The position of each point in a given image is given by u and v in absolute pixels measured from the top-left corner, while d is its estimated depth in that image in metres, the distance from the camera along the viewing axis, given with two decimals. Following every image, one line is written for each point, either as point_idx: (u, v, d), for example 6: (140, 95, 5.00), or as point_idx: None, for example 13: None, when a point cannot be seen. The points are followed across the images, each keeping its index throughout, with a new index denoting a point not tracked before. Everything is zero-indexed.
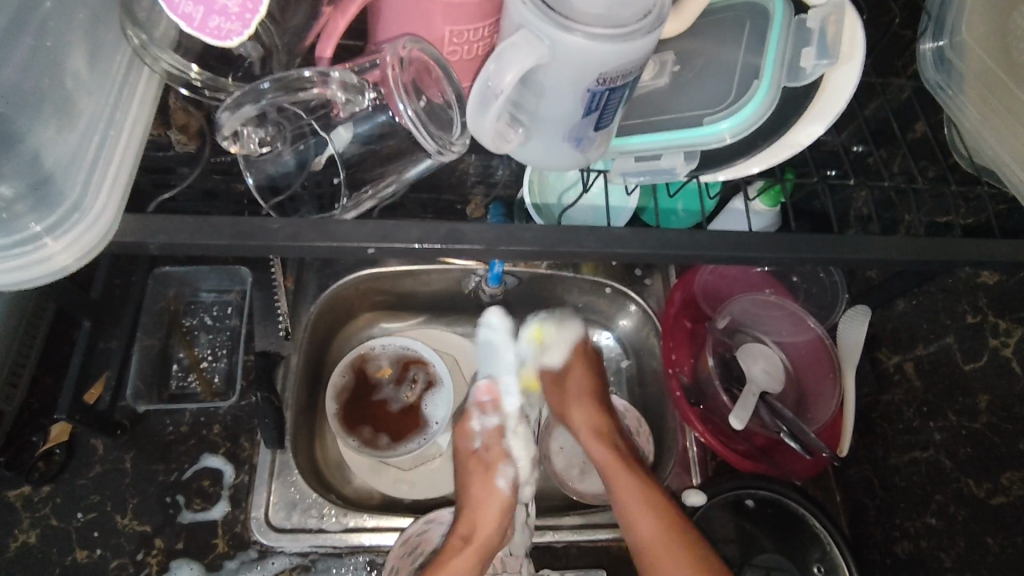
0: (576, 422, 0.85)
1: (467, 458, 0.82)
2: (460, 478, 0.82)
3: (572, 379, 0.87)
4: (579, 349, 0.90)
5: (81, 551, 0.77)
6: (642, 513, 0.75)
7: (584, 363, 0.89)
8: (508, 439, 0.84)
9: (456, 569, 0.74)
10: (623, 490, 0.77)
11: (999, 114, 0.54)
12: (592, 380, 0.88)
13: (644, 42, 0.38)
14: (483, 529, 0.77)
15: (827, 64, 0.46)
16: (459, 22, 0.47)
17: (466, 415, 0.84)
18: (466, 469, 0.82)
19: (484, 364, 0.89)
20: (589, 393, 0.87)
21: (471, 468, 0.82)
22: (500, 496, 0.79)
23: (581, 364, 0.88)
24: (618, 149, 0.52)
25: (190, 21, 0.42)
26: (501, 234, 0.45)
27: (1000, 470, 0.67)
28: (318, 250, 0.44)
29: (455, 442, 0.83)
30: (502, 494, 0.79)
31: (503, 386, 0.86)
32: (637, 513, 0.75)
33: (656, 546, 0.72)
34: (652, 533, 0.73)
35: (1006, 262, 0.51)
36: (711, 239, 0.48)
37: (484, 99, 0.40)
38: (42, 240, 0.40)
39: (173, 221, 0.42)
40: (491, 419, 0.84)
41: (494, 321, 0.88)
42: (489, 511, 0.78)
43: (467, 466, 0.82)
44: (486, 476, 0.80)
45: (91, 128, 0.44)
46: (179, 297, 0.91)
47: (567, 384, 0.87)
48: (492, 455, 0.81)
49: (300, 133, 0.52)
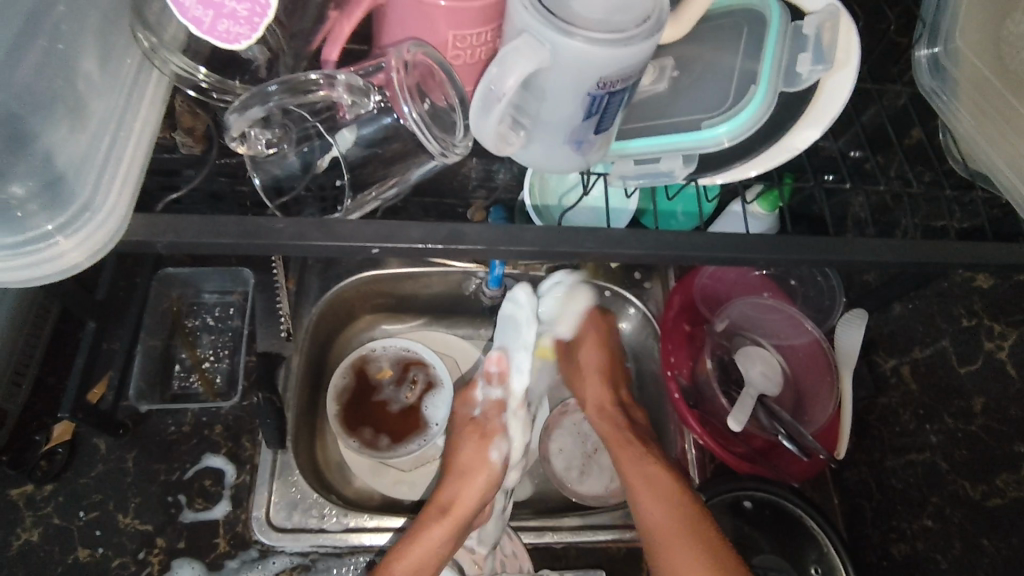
0: (590, 395, 0.89)
1: (474, 433, 0.84)
2: (453, 445, 0.84)
3: (587, 352, 0.90)
4: (592, 314, 0.92)
5: (83, 550, 0.78)
6: (659, 504, 0.74)
7: (598, 330, 0.91)
8: (507, 416, 0.86)
9: (432, 538, 0.74)
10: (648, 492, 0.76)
11: (992, 121, 0.54)
12: (607, 352, 0.90)
13: (641, 48, 0.39)
14: (464, 499, 0.78)
15: (822, 69, 0.47)
16: (462, 27, 0.47)
17: (467, 390, 0.88)
18: (460, 435, 0.84)
19: (502, 333, 0.88)
20: (603, 367, 0.89)
21: (466, 437, 0.84)
22: (489, 467, 0.81)
23: (597, 323, 0.91)
24: (616, 153, 0.53)
25: (199, 24, 0.43)
26: (501, 234, 0.46)
27: (996, 472, 0.67)
28: (322, 249, 0.44)
29: (457, 409, 0.85)
30: (491, 466, 0.81)
31: (513, 362, 0.87)
32: (653, 497, 0.75)
33: (669, 528, 0.72)
34: (670, 522, 0.72)
35: (998, 265, 0.52)
36: (707, 239, 0.49)
37: (486, 102, 0.41)
38: (53, 238, 0.41)
39: (181, 220, 0.43)
40: (494, 391, 0.87)
41: (520, 298, 0.87)
42: (473, 483, 0.79)
43: (464, 432, 0.85)
44: (482, 443, 0.83)
45: (101, 130, 0.45)
46: (182, 298, 0.92)
47: (584, 351, 0.90)
48: (490, 425, 0.84)
49: (304, 135, 0.52)
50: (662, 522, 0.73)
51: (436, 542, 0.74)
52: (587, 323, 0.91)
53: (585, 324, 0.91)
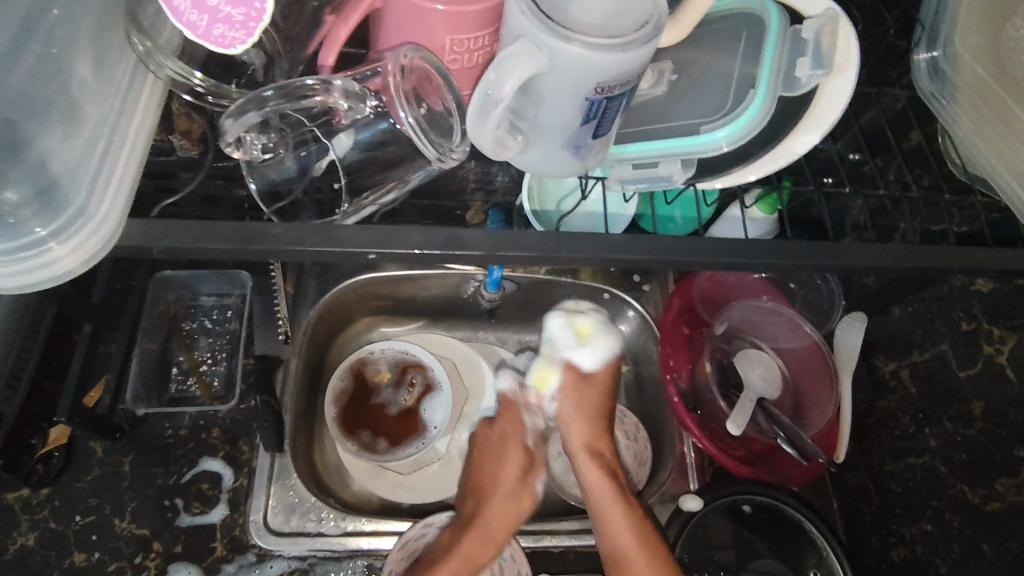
0: (571, 423, 0.75)
1: (524, 455, 0.82)
2: (494, 460, 0.82)
3: (592, 390, 0.76)
4: (613, 361, 0.78)
5: (79, 554, 0.77)
6: (619, 528, 0.72)
7: (608, 382, 0.77)
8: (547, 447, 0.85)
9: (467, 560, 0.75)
10: (606, 518, 0.73)
11: (991, 126, 0.54)
12: (608, 396, 0.76)
13: (640, 52, 0.39)
14: (505, 522, 0.77)
15: (821, 75, 0.47)
16: (460, 31, 0.47)
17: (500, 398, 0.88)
18: (506, 454, 0.81)
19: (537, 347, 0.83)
20: (598, 410, 0.75)
21: (512, 455, 0.81)
22: (530, 494, 0.80)
23: (610, 377, 0.77)
24: (615, 157, 0.52)
25: (193, 29, 0.42)
26: (501, 239, 0.46)
27: (995, 476, 0.67)
28: (319, 254, 0.44)
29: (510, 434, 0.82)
30: (534, 494, 0.80)
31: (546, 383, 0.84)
32: (614, 521, 0.72)
33: (629, 556, 0.70)
34: (635, 550, 0.70)
35: (997, 269, 0.52)
36: (706, 243, 0.48)
37: (483, 107, 0.40)
38: (47, 243, 0.41)
39: (177, 225, 0.43)
40: (542, 421, 0.84)
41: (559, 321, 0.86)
42: (519, 507, 0.79)
43: (511, 451, 0.82)
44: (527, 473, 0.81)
45: (95, 135, 0.45)
46: (179, 301, 0.92)
47: (587, 390, 0.75)
48: (538, 456, 0.83)
49: (302, 140, 0.53)
50: (623, 551, 0.71)
51: (470, 562, 0.75)
52: (606, 368, 0.77)
53: (604, 367, 0.77)
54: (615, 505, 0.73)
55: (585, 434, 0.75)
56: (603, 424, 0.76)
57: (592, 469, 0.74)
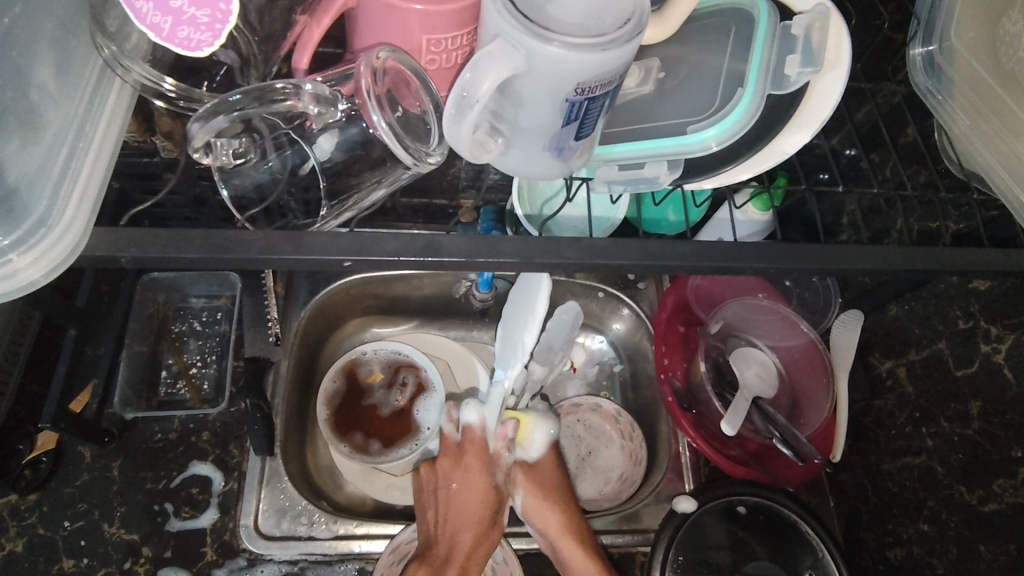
0: (535, 504, 0.77)
1: (490, 489, 0.77)
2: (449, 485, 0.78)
3: (546, 476, 0.80)
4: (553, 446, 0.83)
5: (68, 561, 0.76)
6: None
7: (557, 460, 0.82)
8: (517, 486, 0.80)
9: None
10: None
11: (985, 120, 0.53)
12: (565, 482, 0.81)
13: (621, 51, 0.37)
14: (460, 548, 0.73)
15: (811, 72, 0.45)
16: (436, 31, 0.46)
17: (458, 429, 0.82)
18: (453, 485, 0.77)
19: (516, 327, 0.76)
20: (562, 488, 0.80)
21: (461, 476, 0.78)
22: (476, 520, 0.75)
23: (554, 461, 0.82)
24: (601, 157, 0.51)
25: (158, 31, 0.41)
26: (481, 246, 0.45)
27: (992, 477, 0.66)
28: (294, 262, 0.43)
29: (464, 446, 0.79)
30: (477, 515, 0.76)
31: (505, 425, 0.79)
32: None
33: None
34: None
35: (992, 271, 0.50)
36: (694, 247, 0.47)
37: (459, 109, 0.39)
38: (7, 255, 0.40)
39: (148, 234, 0.42)
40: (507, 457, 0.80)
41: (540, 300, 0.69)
42: (468, 537, 0.74)
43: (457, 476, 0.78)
44: (463, 499, 0.76)
45: (57, 141, 0.44)
46: (168, 302, 0.91)
47: (540, 473, 0.80)
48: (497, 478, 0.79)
49: (279, 143, 0.52)
50: None
51: None
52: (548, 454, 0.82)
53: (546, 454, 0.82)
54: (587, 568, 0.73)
55: (562, 519, 0.76)
56: (563, 499, 0.78)
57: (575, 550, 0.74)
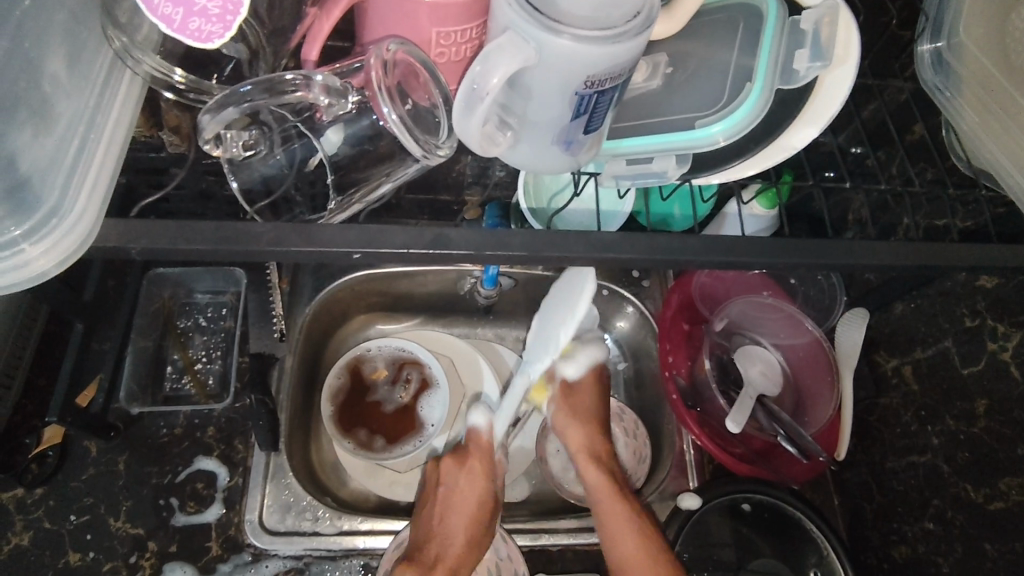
0: (572, 438, 0.80)
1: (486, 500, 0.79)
2: (449, 491, 0.79)
3: (582, 399, 0.81)
4: (598, 365, 0.83)
5: (74, 554, 0.77)
6: (626, 533, 0.72)
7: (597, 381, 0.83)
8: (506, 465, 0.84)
9: None
10: (612, 511, 0.74)
11: (994, 116, 0.53)
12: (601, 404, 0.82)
13: (631, 45, 0.37)
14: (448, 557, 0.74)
15: (820, 67, 0.45)
16: (446, 24, 0.46)
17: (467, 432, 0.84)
18: (455, 488, 0.79)
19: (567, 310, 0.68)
20: (595, 411, 0.82)
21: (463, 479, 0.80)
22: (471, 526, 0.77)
23: (595, 382, 0.83)
24: (608, 152, 0.51)
25: (170, 22, 0.41)
26: (489, 238, 0.45)
27: (998, 475, 0.66)
28: (303, 254, 0.43)
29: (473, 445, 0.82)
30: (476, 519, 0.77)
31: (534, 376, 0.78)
32: (620, 514, 0.74)
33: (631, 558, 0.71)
34: (627, 542, 0.72)
35: (1000, 266, 0.50)
36: (702, 242, 0.47)
37: (469, 103, 0.39)
38: (19, 244, 0.40)
39: (157, 225, 0.42)
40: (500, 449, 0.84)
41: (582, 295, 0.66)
42: (457, 544, 0.75)
43: (460, 478, 0.80)
44: (462, 505, 0.78)
45: (69, 132, 0.44)
46: (174, 298, 0.91)
47: (577, 399, 0.81)
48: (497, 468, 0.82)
49: (287, 136, 0.52)
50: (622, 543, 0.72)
51: None
52: (590, 374, 0.83)
53: (588, 374, 0.83)
54: (610, 496, 0.75)
55: (587, 439, 0.80)
56: (598, 423, 0.81)
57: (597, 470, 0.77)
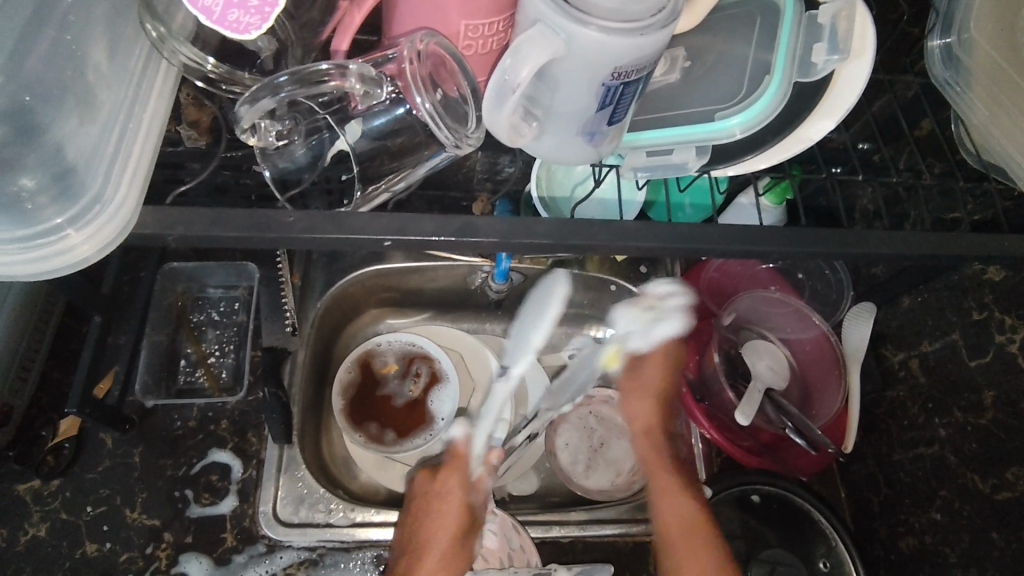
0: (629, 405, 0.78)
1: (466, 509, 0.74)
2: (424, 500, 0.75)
3: (648, 373, 0.76)
4: (671, 340, 0.76)
5: (90, 545, 0.78)
6: (677, 514, 0.71)
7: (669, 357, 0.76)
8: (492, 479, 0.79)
9: None
10: (666, 489, 0.73)
11: (1004, 111, 0.54)
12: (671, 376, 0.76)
13: (657, 37, 0.38)
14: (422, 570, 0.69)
15: (838, 59, 0.47)
16: (474, 17, 0.47)
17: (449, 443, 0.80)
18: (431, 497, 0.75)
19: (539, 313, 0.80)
20: (662, 388, 0.76)
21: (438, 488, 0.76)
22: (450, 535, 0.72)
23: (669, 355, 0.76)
24: (628, 145, 0.52)
25: (209, 14, 0.42)
26: (514, 226, 0.46)
27: (1006, 466, 0.67)
28: (333, 241, 0.44)
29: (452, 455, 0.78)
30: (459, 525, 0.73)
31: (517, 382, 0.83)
32: (675, 491, 0.73)
33: (682, 536, 0.70)
34: (679, 522, 0.71)
35: (1010, 256, 0.51)
36: (721, 231, 0.48)
37: (499, 95, 0.40)
38: (63, 231, 0.41)
39: (190, 212, 0.43)
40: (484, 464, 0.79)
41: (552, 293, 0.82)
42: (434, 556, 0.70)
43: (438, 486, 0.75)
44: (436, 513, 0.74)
45: (110, 122, 0.46)
46: (187, 292, 0.92)
47: (643, 370, 0.76)
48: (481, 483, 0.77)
49: (314, 127, 0.53)
50: (676, 520, 0.71)
51: None
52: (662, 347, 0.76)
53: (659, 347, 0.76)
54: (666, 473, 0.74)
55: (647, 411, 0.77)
56: (664, 395, 0.78)
57: (654, 446, 0.76)
